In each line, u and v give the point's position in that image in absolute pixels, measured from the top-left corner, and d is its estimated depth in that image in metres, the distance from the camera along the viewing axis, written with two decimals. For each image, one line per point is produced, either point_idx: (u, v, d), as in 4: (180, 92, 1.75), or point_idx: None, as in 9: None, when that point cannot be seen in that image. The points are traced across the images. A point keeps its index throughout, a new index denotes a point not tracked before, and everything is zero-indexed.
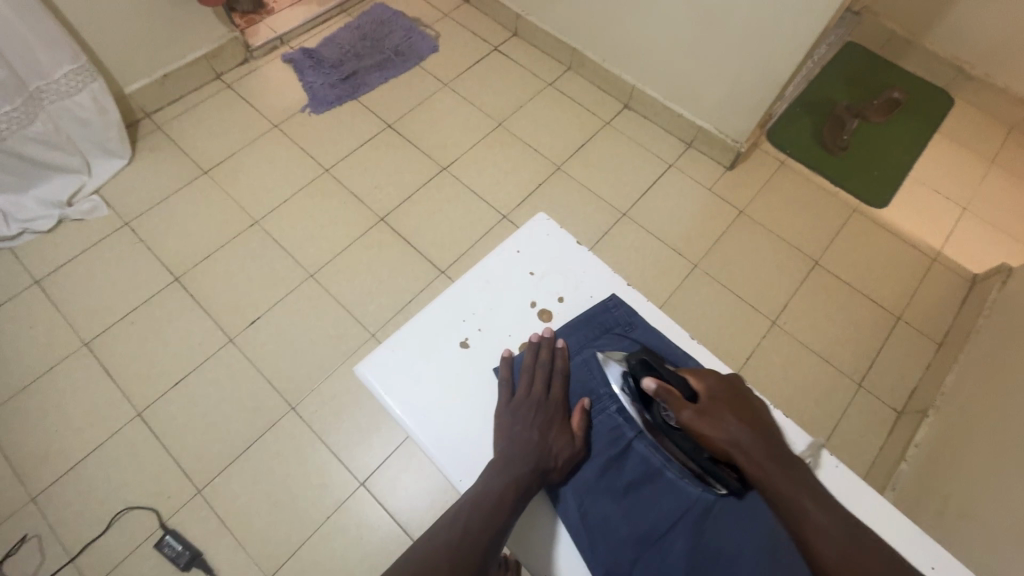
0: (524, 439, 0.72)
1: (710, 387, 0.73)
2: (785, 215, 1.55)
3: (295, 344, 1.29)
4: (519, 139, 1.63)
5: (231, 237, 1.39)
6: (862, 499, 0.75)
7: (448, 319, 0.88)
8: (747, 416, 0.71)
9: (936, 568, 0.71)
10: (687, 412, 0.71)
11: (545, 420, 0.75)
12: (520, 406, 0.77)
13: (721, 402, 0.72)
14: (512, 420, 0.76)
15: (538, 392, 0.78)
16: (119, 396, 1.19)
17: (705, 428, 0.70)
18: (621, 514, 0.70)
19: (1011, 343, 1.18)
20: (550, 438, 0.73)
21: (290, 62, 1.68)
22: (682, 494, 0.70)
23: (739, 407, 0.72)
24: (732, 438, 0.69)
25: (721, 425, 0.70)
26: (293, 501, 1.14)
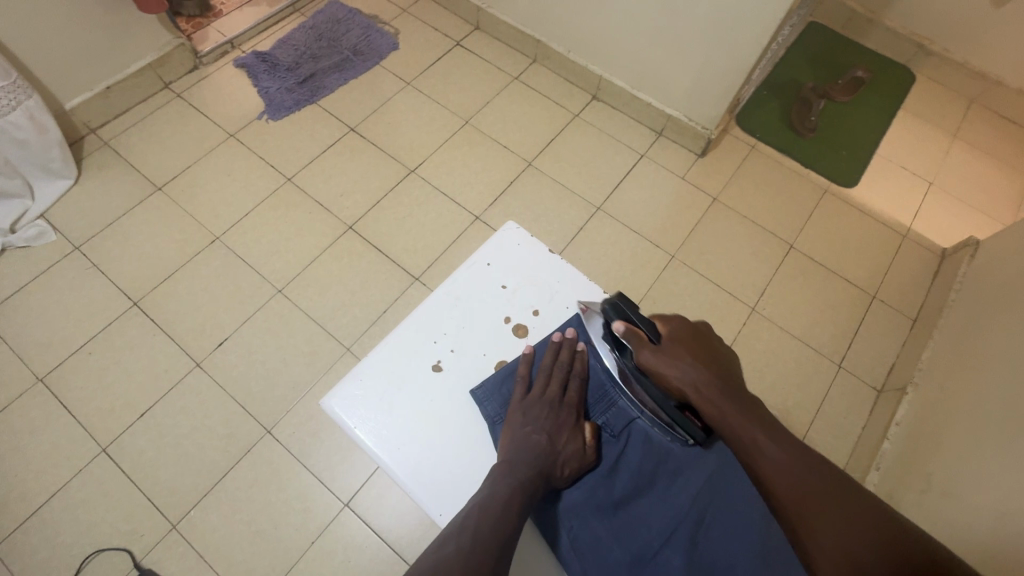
0: (522, 440, 0.58)
1: (673, 327, 0.60)
2: (758, 201, 1.55)
3: (264, 360, 1.28)
4: (487, 137, 1.61)
5: (191, 256, 1.39)
6: None
7: (408, 348, 0.64)
8: (710, 351, 0.57)
9: None
10: (646, 352, 0.58)
11: (556, 423, 0.60)
12: (530, 404, 0.61)
13: (686, 341, 0.58)
14: (516, 417, 0.60)
15: (550, 390, 0.62)
16: (82, 434, 1.19)
17: (664, 371, 0.56)
18: (608, 527, 0.57)
19: (987, 314, 1.19)
20: (555, 440, 0.58)
21: (243, 67, 1.67)
22: (677, 504, 0.57)
23: (705, 345, 0.58)
24: (689, 379, 0.55)
25: (677, 363, 0.56)
26: (276, 530, 1.13)
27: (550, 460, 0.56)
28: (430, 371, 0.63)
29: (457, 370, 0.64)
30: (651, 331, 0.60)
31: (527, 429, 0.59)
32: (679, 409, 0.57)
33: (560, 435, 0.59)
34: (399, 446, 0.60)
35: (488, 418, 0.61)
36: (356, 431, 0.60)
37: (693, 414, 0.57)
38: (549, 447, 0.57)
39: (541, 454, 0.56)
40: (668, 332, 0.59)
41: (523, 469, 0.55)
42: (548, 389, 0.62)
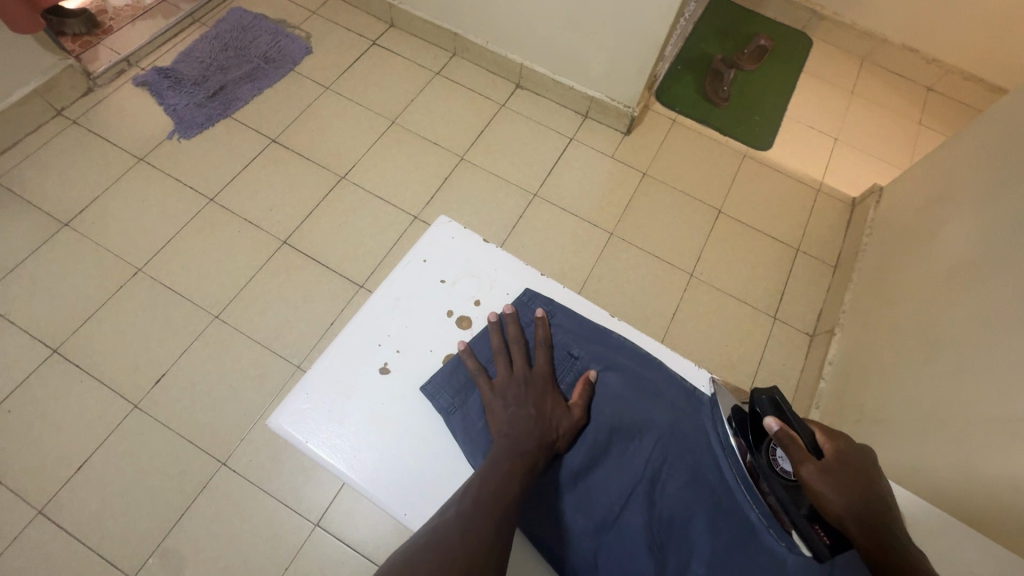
0: (511, 418, 0.56)
1: (842, 447, 0.53)
2: (685, 171, 1.62)
3: (208, 391, 1.22)
4: (416, 135, 1.59)
5: (114, 292, 1.30)
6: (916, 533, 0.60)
7: (353, 353, 0.63)
8: (878, 488, 0.51)
9: None
10: (807, 465, 0.51)
11: (537, 394, 0.59)
12: (504, 388, 0.59)
13: (857, 470, 0.51)
14: (496, 402, 0.58)
15: (522, 368, 0.61)
16: (13, 498, 1.10)
17: (822, 491, 0.50)
18: (568, 498, 0.58)
19: (896, 253, 1.31)
20: (541, 409, 0.57)
21: (144, 85, 1.57)
22: (632, 465, 0.59)
23: (876, 480, 0.52)
24: (855, 509, 0.49)
25: (837, 485, 0.50)
26: (245, 564, 1.09)
27: (543, 428, 0.55)
28: (377, 374, 0.63)
29: (406, 369, 0.63)
30: (820, 444, 0.54)
31: (511, 409, 0.57)
32: (808, 523, 0.52)
33: (544, 403, 0.58)
34: (358, 454, 0.59)
35: (441, 410, 0.60)
36: (310, 445, 0.59)
37: (825, 530, 0.50)
38: (540, 418, 0.56)
39: (533, 424, 0.55)
40: (834, 446, 0.54)
41: (524, 442, 0.53)
42: (524, 367, 0.61)
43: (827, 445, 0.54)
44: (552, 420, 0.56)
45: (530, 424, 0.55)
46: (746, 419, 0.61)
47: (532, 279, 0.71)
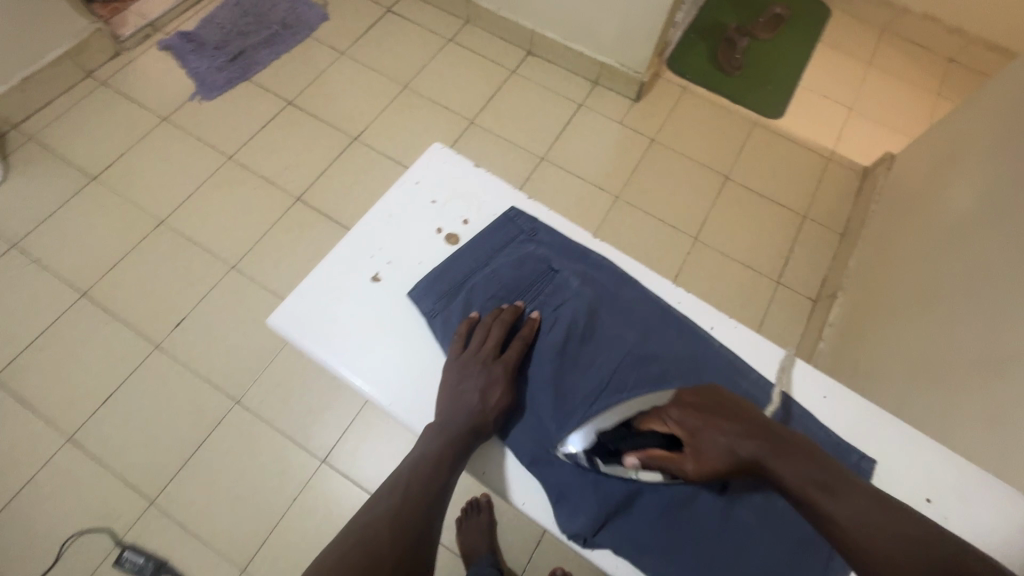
0: (459, 399, 0.59)
1: (676, 418, 0.57)
2: (693, 138, 1.62)
3: (225, 336, 1.29)
4: (426, 99, 1.62)
5: (138, 241, 1.38)
6: (876, 440, 0.63)
7: (348, 262, 0.67)
8: (724, 418, 0.56)
9: (931, 501, 0.61)
10: (686, 465, 0.56)
11: (489, 380, 0.59)
12: (466, 362, 0.60)
13: (700, 427, 0.56)
14: (452, 371, 0.60)
15: (485, 348, 0.60)
16: (45, 426, 1.18)
17: (711, 468, 0.55)
18: (537, 396, 0.62)
19: (902, 217, 1.30)
20: (486, 398, 0.59)
21: (169, 49, 1.63)
22: (599, 371, 0.62)
23: (720, 408, 0.57)
24: (727, 458, 0.54)
25: (705, 450, 0.55)
26: (256, 494, 1.15)
27: (480, 419, 0.58)
28: (368, 282, 0.66)
29: (395, 279, 0.66)
30: (663, 421, 0.58)
31: (460, 385, 0.59)
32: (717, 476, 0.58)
33: (490, 394, 0.59)
34: (348, 351, 0.63)
35: (425, 313, 0.64)
36: (306, 340, 0.63)
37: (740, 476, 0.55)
38: (481, 407, 0.58)
39: (471, 413, 0.58)
40: (672, 424, 0.57)
41: (452, 424, 0.58)
42: (484, 348, 0.60)
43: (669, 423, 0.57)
44: (492, 410, 0.58)
45: (469, 408, 0.58)
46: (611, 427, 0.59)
47: (520, 201, 0.72)
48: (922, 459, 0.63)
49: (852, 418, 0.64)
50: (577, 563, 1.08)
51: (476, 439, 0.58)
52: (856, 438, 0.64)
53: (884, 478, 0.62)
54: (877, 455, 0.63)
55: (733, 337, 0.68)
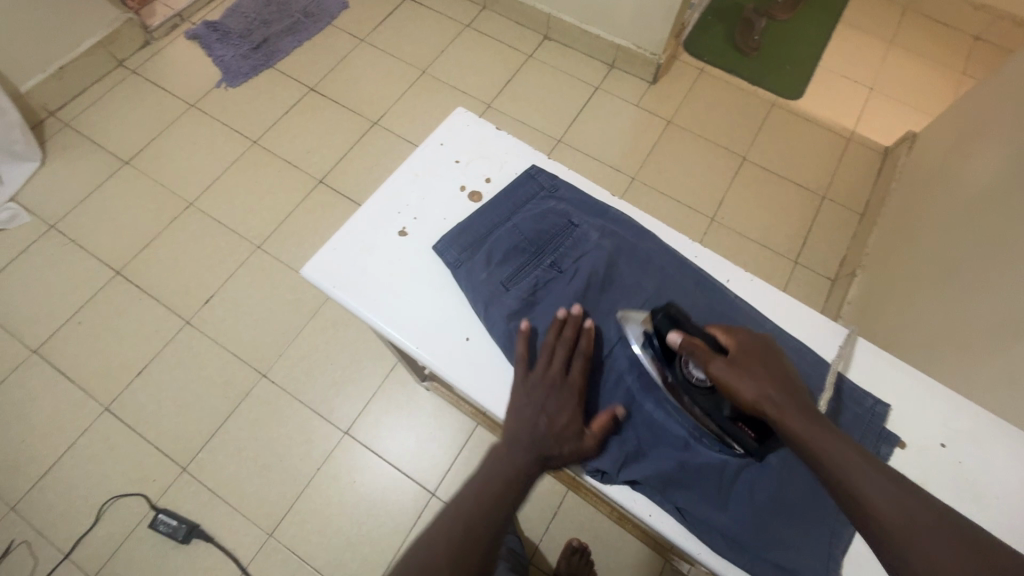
0: (527, 424, 0.55)
1: (743, 335, 0.55)
2: (710, 120, 1.62)
3: (252, 313, 1.33)
4: (444, 84, 1.65)
5: (169, 222, 1.43)
6: (888, 386, 0.63)
7: (375, 217, 0.68)
8: (777, 364, 0.54)
9: (946, 445, 0.60)
10: (717, 364, 0.52)
11: (557, 403, 0.56)
12: (534, 384, 0.56)
13: (758, 354, 0.53)
14: (518, 393, 0.56)
15: (552, 367, 0.57)
16: (84, 396, 1.24)
17: (739, 386, 0.51)
18: None
19: (924, 192, 1.28)
20: (555, 421, 0.55)
21: (195, 38, 1.68)
22: (618, 320, 0.62)
23: (778, 356, 0.55)
24: (762, 389, 0.51)
25: (752, 375, 0.52)
26: (282, 462, 1.19)
27: (552, 442, 0.54)
28: (395, 235, 0.67)
29: (420, 232, 0.67)
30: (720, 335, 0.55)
31: (528, 410, 0.55)
32: (732, 421, 0.54)
33: (559, 419, 0.55)
34: (374, 298, 0.64)
35: (449, 264, 0.64)
36: (336, 289, 0.64)
37: (748, 428, 0.53)
38: (552, 431, 0.54)
39: (541, 438, 0.54)
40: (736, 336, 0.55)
41: (520, 452, 0.53)
42: (551, 366, 0.57)
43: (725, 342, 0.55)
44: (563, 434, 0.55)
45: (537, 431, 0.54)
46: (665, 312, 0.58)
47: (540, 160, 0.73)
48: (936, 404, 0.62)
49: (863, 365, 0.65)
50: (595, 532, 1.10)
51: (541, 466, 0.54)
52: (866, 383, 0.64)
53: (897, 421, 0.61)
54: (890, 400, 0.63)
55: (749, 290, 0.69)
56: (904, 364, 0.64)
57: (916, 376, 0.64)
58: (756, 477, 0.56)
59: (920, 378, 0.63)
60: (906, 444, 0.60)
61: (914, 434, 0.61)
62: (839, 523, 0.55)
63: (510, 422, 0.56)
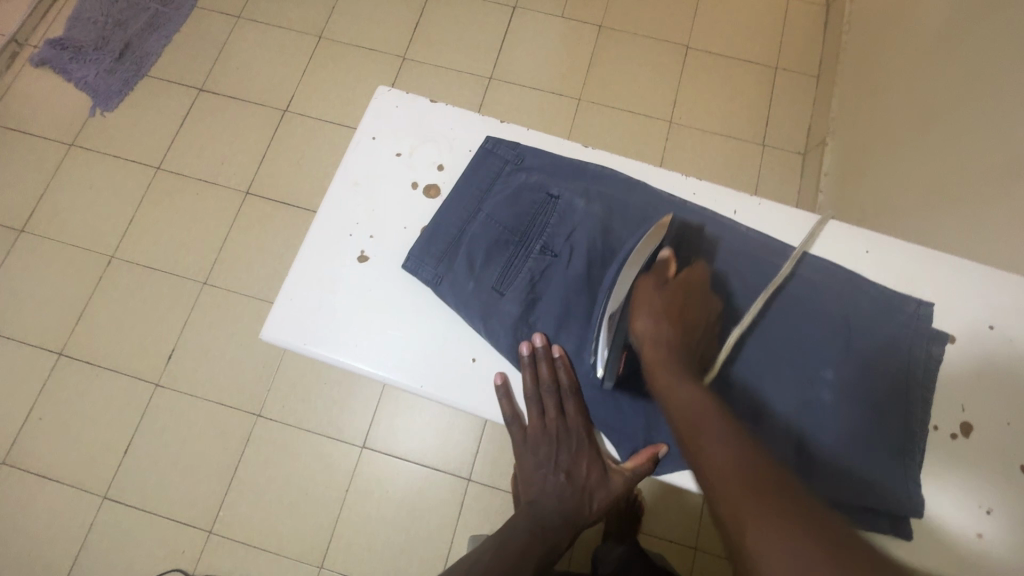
0: (544, 483, 0.54)
1: (693, 278, 0.53)
2: (642, 13, 1.48)
3: (223, 356, 1.22)
4: (347, 45, 1.45)
5: (96, 283, 1.27)
6: (923, 283, 0.59)
7: (326, 248, 0.58)
8: (696, 317, 0.51)
9: (995, 327, 0.57)
10: (647, 282, 0.51)
11: (570, 451, 0.54)
12: (536, 443, 0.54)
13: (689, 295, 0.52)
14: (526, 456, 0.55)
15: (546, 418, 0.54)
16: (76, 491, 1.15)
17: (640, 312, 0.50)
18: (571, 343, 0.55)
19: (879, 36, 1.20)
20: (574, 474, 0.54)
21: (44, 63, 1.41)
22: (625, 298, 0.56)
23: (704, 311, 0.52)
24: (653, 324, 0.49)
25: (655, 312, 0.50)
26: (308, 495, 1.15)
27: (580, 498, 0.54)
28: (357, 265, 0.58)
29: (384, 251, 0.58)
30: (657, 266, 0.53)
31: (543, 470, 0.55)
32: (622, 346, 0.51)
33: (577, 469, 0.53)
34: (361, 342, 0.56)
35: (428, 281, 0.56)
36: (308, 345, 0.55)
37: (623, 359, 0.51)
38: (575, 487, 0.54)
39: (569, 496, 0.54)
40: (683, 275, 0.53)
41: (550, 515, 0.54)
42: (546, 417, 0.54)
43: (651, 274, 0.52)
44: (588, 486, 0.54)
45: (559, 494, 0.54)
46: (674, 240, 0.56)
47: (493, 128, 0.62)
48: (975, 288, 0.59)
49: (895, 266, 0.60)
50: None
51: (575, 521, 0.54)
52: (899, 286, 0.60)
53: (943, 320, 0.58)
54: (931, 296, 0.59)
55: (761, 216, 0.63)
56: (937, 253, 0.60)
57: (950, 263, 0.60)
58: (814, 421, 0.54)
59: (956, 264, 0.59)
60: (955, 337, 0.57)
61: (959, 326, 0.58)
62: (909, 441, 0.53)
63: (530, 486, 0.56)
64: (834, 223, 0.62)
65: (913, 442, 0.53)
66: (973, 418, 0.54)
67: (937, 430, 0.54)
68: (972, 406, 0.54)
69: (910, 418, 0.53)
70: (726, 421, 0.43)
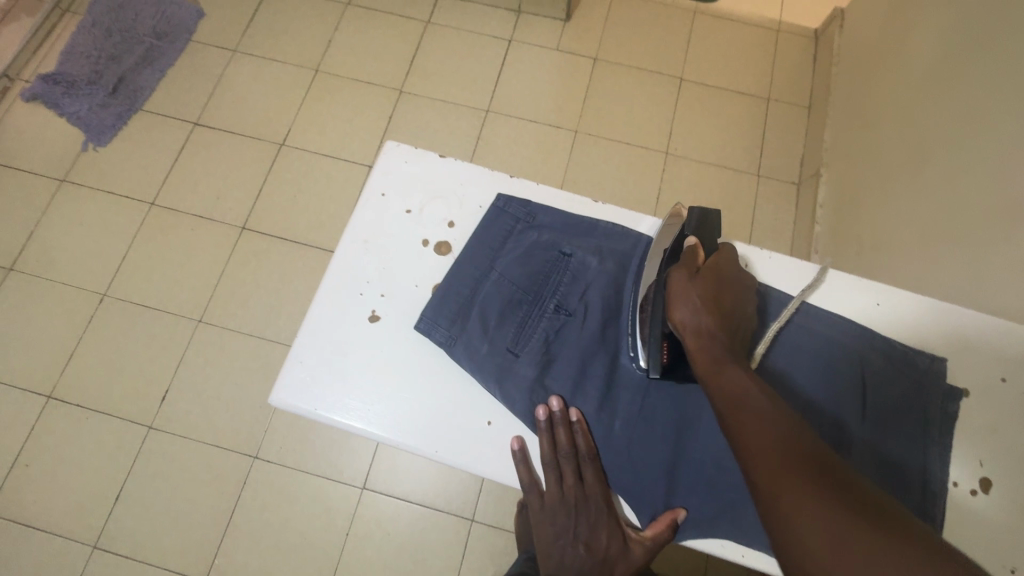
0: (563, 553, 0.53)
1: (723, 264, 0.55)
2: (635, 46, 1.51)
3: (219, 396, 1.20)
4: (344, 79, 1.46)
5: (88, 322, 1.24)
6: (934, 335, 0.60)
7: (337, 308, 0.57)
8: (733, 299, 0.53)
9: (1008, 379, 0.58)
10: (680, 273, 0.53)
11: (589, 521, 0.53)
12: (554, 511, 0.54)
13: (722, 279, 0.53)
14: (545, 525, 0.55)
15: (564, 485, 0.53)
16: (63, 541, 1.11)
17: (678, 301, 0.52)
18: (589, 404, 0.55)
19: (869, 69, 1.23)
20: (594, 545, 0.52)
21: (36, 98, 1.40)
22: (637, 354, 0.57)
23: (739, 292, 0.54)
24: (690, 312, 0.51)
25: (691, 300, 0.51)
26: (306, 540, 1.12)
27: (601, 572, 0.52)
28: (368, 326, 0.57)
29: (396, 311, 0.57)
30: (686, 256, 0.55)
31: (561, 541, 0.54)
32: (662, 334, 0.53)
33: (596, 540, 0.52)
34: (372, 405, 0.54)
35: (441, 343, 0.55)
36: (319, 410, 0.54)
37: (666, 345, 0.53)
38: (595, 560, 0.52)
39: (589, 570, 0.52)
40: (714, 260, 0.55)
41: None
42: (564, 484, 0.53)
43: (681, 265, 0.54)
44: (609, 560, 0.52)
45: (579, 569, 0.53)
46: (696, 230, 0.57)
47: (503, 184, 0.63)
48: (987, 339, 0.59)
49: (906, 319, 0.61)
50: None
51: None
52: (910, 339, 0.60)
53: (957, 373, 0.58)
54: (943, 349, 0.60)
55: (769, 269, 0.63)
56: (947, 306, 0.61)
57: (963, 315, 0.61)
58: None
59: (964, 315, 0.60)
60: (970, 390, 0.58)
61: (974, 379, 0.58)
62: (929, 500, 0.53)
63: (550, 556, 0.54)
64: (838, 274, 0.63)
65: (934, 501, 0.53)
66: (991, 473, 0.54)
67: (958, 487, 0.54)
68: (990, 461, 0.55)
69: (929, 477, 0.53)
70: (769, 400, 0.45)
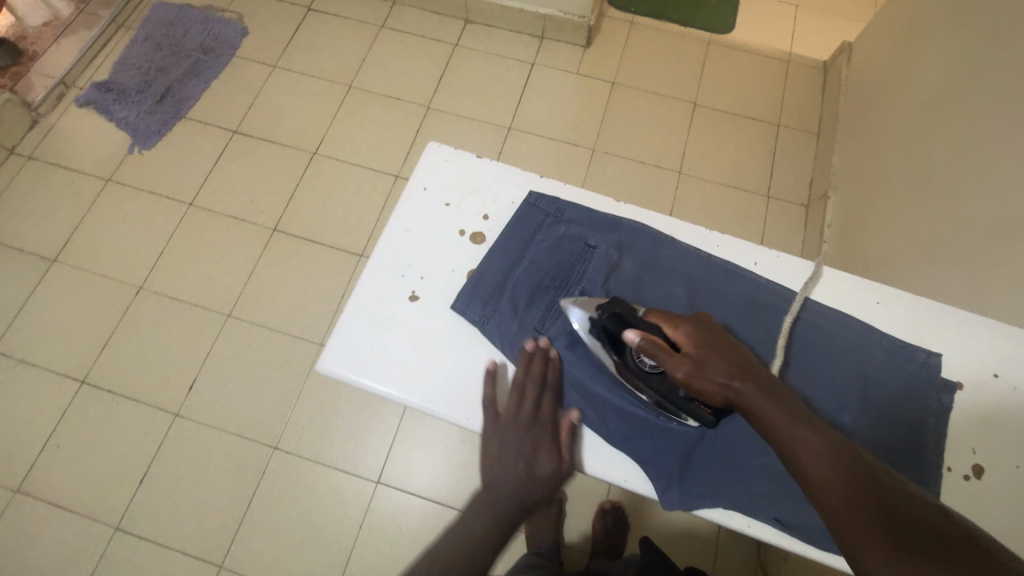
0: (503, 466, 0.57)
1: (686, 331, 0.53)
2: (651, 72, 1.59)
3: (244, 388, 1.25)
4: (376, 95, 1.55)
5: (123, 313, 1.31)
6: (931, 333, 0.64)
7: (381, 287, 0.62)
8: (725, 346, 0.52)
9: (1000, 375, 0.61)
10: (680, 369, 0.51)
11: (535, 441, 0.57)
12: (506, 426, 0.58)
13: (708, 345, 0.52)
14: (491, 439, 0.58)
15: (522, 407, 0.58)
16: (87, 522, 1.15)
17: (699, 385, 0.51)
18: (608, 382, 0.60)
19: (875, 99, 1.29)
20: (534, 462, 0.57)
21: (89, 104, 1.50)
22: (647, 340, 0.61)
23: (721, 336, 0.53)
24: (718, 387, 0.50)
25: (709, 376, 0.50)
26: (320, 531, 1.15)
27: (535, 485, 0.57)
28: (409, 304, 0.62)
29: (434, 292, 0.63)
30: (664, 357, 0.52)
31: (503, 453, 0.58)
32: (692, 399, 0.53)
33: (537, 458, 0.57)
34: (411, 375, 0.59)
35: (475, 322, 0.61)
36: (362, 378, 0.59)
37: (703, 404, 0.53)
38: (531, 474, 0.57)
39: (524, 481, 0.57)
40: (683, 335, 0.53)
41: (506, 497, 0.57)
42: (523, 404, 0.58)
43: (676, 361, 0.51)
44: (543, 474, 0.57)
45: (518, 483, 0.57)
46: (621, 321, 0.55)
47: (534, 182, 0.68)
48: (980, 339, 0.63)
49: (904, 317, 0.65)
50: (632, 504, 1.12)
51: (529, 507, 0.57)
52: (909, 336, 0.64)
53: (952, 368, 0.62)
54: (939, 347, 0.64)
55: (775, 267, 0.68)
56: (943, 307, 0.65)
57: (957, 317, 0.65)
58: None
59: (959, 316, 0.65)
60: (964, 385, 0.61)
61: (968, 374, 0.62)
62: (924, 484, 0.56)
63: (487, 468, 0.58)
64: (841, 274, 0.68)
65: (929, 484, 0.56)
66: (984, 461, 0.58)
67: (952, 472, 0.57)
68: (982, 450, 0.58)
69: (925, 461, 0.57)
70: (815, 435, 0.45)
